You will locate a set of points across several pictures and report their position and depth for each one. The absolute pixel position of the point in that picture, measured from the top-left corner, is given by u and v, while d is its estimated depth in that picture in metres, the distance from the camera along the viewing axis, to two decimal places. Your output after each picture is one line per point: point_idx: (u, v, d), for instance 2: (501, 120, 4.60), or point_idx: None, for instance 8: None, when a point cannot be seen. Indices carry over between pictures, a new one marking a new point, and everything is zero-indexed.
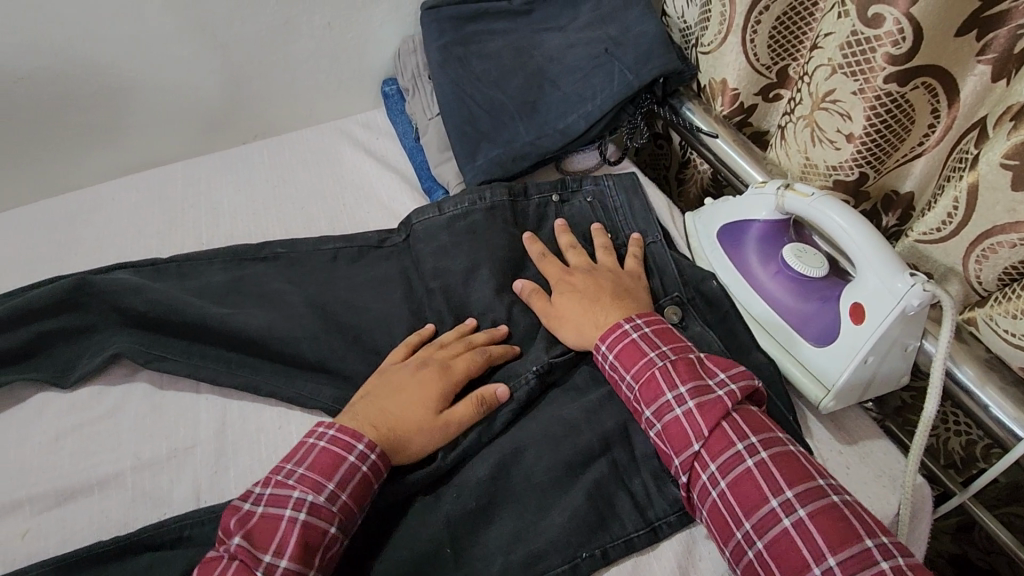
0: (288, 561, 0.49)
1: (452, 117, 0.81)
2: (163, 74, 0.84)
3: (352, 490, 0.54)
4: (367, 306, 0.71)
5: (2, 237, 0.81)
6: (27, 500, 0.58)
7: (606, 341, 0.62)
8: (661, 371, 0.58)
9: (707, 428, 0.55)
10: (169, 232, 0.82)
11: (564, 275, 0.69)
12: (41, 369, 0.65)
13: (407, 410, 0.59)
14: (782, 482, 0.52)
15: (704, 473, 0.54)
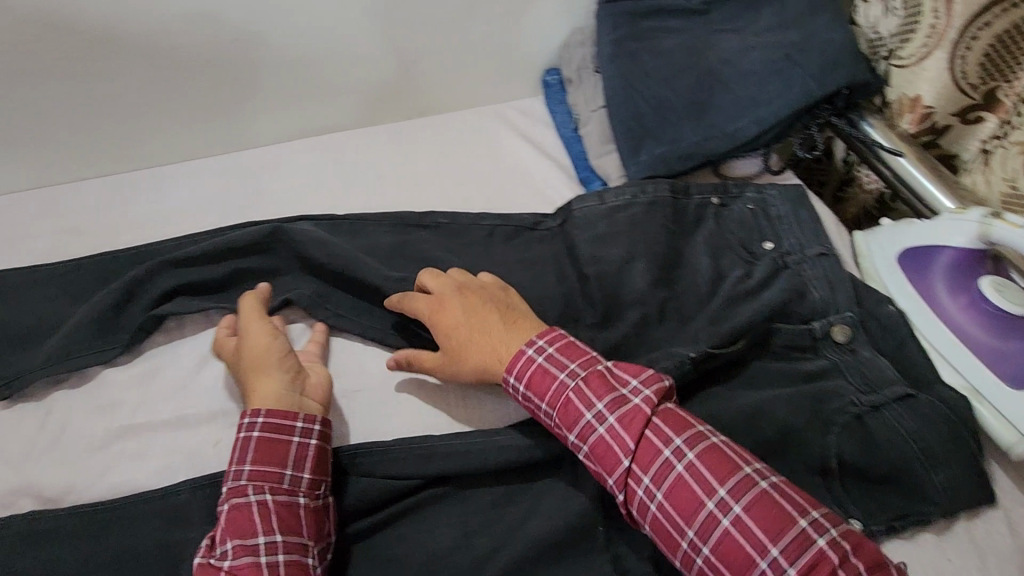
0: (230, 542, 0.52)
1: (620, 112, 0.82)
2: (352, 48, 0.89)
3: (258, 456, 0.56)
4: (522, 285, 0.74)
5: (198, 182, 0.90)
6: (221, 413, 0.65)
7: (513, 372, 0.59)
8: (575, 393, 0.57)
9: (634, 440, 0.54)
10: (343, 196, 0.89)
11: (434, 308, 0.65)
12: (233, 300, 0.73)
13: (250, 371, 0.62)
14: (712, 481, 0.51)
15: (640, 489, 0.53)
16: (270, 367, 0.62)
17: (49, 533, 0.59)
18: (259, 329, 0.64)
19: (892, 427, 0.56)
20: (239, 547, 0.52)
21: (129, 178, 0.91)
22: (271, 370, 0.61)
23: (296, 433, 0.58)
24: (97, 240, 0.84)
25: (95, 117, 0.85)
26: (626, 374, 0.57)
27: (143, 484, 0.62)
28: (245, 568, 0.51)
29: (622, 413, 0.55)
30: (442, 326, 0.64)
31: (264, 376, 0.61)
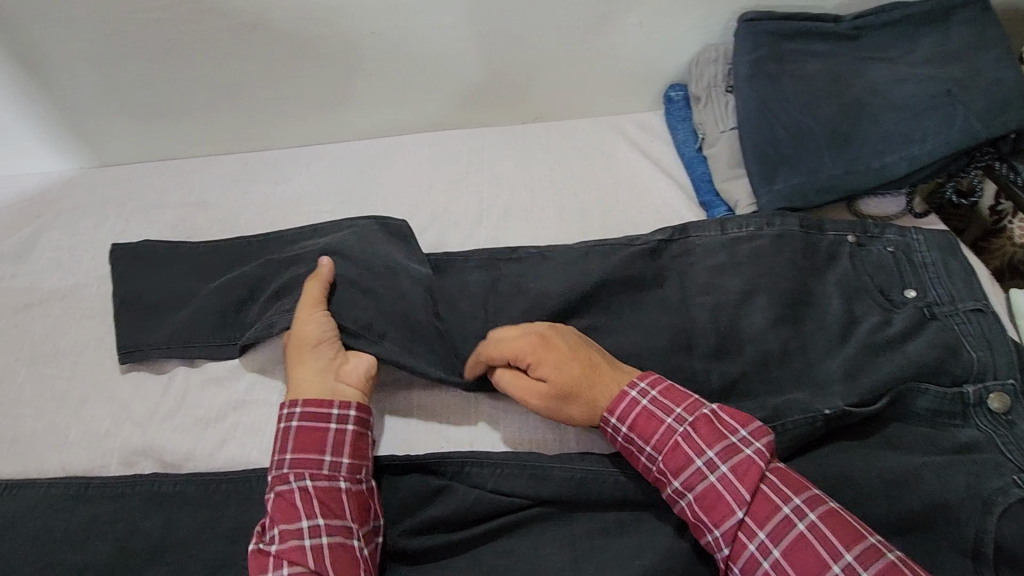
0: (278, 528, 0.54)
1: (755, 136, 0.79)
2: (481, 49, 0.88)
3: (298, 444, 0.58)
4: (636, 307, 0.72)
5: (317, 168, 0.92)
6: None
7: (615, 413, 0.58)
8: (684, 439, 0.55)
9: (749, 492, 0.53)
10: (456, 194, 0.89)
11: (539, 342, 0.61)
12: None
13: (291, 359, 0.63)
14: (839, 545, 0.49)
15: (753, 543, 0.52)
16: (310, 359, 0.63)
17: (170, 497, 0.61)
18: (301, 315, 0.65)
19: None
20: (286, 532, 0.54)
21: (254, 158, 0.94)
22: (309, 360, 0.63)
23: (332, 420, 0.59)
24: (221, 215, 0.88)
25: (232, 98, 0.89)
26: (734, 423, 0.56)
27: (256, 461, 0.64)
28: (293, 551, 0.53)
29: (735, 464, 0.54)
30: (548, 364, 0.60)
31: (303, 365, 0.63)
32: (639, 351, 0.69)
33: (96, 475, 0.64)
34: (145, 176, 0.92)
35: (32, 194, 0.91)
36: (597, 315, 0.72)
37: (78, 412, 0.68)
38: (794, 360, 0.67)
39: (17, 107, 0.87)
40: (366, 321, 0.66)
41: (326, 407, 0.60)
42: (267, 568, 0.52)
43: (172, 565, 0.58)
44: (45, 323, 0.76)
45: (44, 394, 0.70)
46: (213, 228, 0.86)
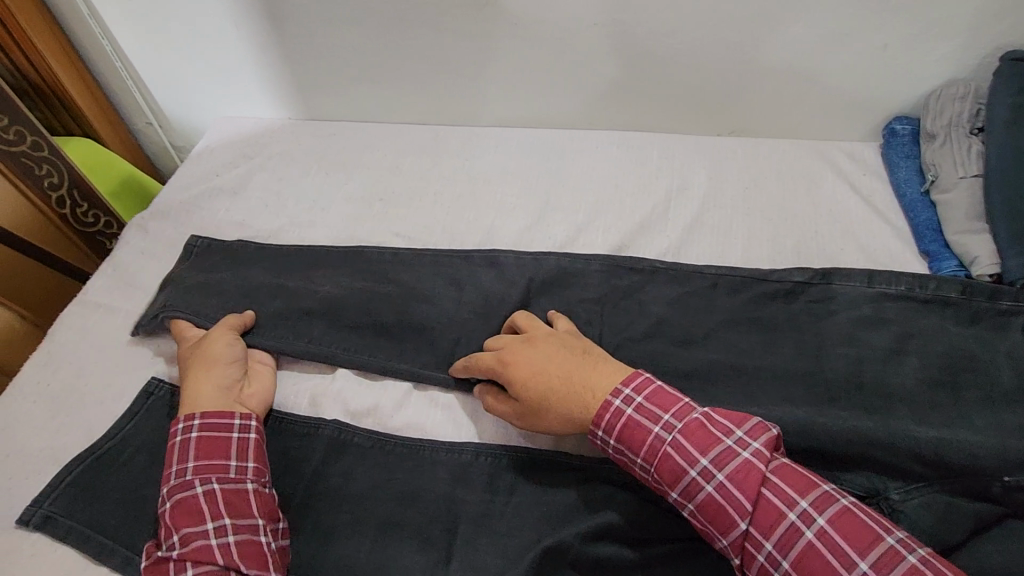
0: (177, 533, 0.53)
1: (1011, 189, 0.71)
2: (700, 54, 0.85)
3: (200, 452, 0.57)
4: (840, 353, 0.67)
5: (506, 150, 0.93)
6: None
7: (601, 426, 0.55)
8: (673, 448, 0.52)
9: (750, 501, 0.49)
10: (642, 195, 0.86)
11: (503, 360, 0.61)
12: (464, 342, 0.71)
13: (188, 378, 0.64)
14: (851, 552, 0.45)
15: (761, 555, 0.48)
16: (209, 375, 0.63)
17: (352, 447, 0.64)
18: (206, 340, 0.66)
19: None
20: (188, 533, 0.53)
21: (447, 132, 0.96)
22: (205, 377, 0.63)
23: (234, 429, 0.59)
24: (411, 180, 0.90)
25: (441, 69, 0.91)
26: (725, 424, 0.52)
27: (430, 430, 0.65)
28: (197, 551, 0.52)
29: (733, 471, 0.50)
30: (512, 381, 0.60)
31: (197, 382, 0.62)
32: (841, 402, 0.64)
33: (287, 410, 0.67)
34: (344, 134, 0.97)
35: (247, 134, 0.98)
36: (793, 358, 0.67)
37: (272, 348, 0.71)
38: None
39: (254, 53, 0.94)
40: None
41: (211, 414, 0.59)
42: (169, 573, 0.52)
43: (344, 513, 0.59)
44: (249, 258, 0.81)
45: None
46: (404, 192, 0.89)
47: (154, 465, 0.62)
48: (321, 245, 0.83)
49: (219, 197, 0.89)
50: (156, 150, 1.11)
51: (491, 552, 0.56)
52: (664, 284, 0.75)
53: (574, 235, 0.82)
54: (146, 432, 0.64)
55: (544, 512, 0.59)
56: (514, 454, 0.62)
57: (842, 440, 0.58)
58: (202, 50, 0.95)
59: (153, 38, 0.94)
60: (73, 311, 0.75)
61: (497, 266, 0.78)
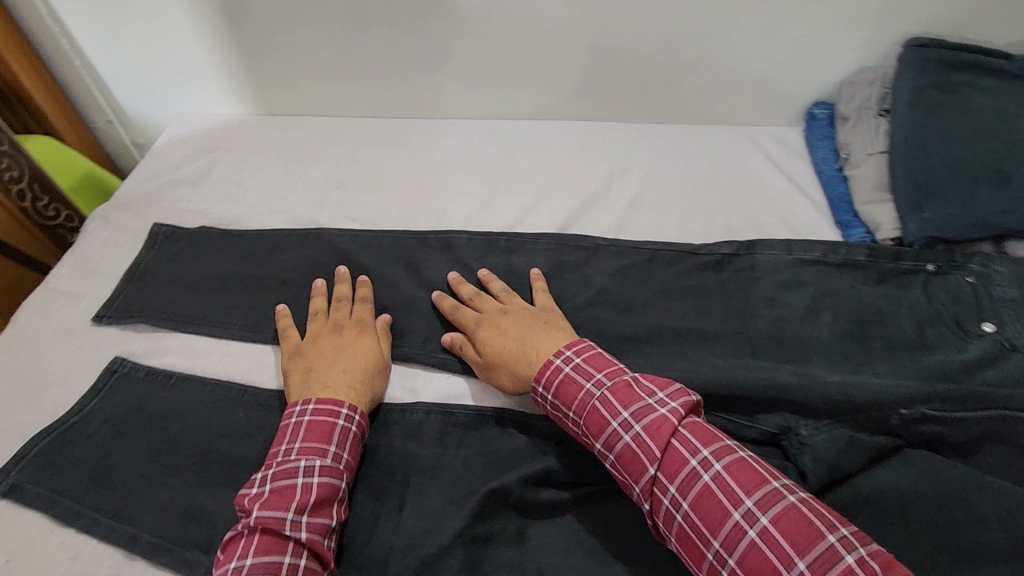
0: (310, 516, 0.54)
1: (908, 162, 0.78)
2: (635, 46, 0.91)
3: (350, 449, 0.60)
4: (762, 315, 0.73)
5: (460, 141, 0.98)
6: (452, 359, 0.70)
7: (542, 379, 0.61)
8: (601, 401, 0.57)
9: (659, 448, 0.54)
10: (586, 179, 0.91)
11: (478, 318, 0.70)
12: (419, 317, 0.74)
13: (356, 358, 0.67)
14: (739, 492, 0.50)
15: (666, 498, 0.52)
16: (370, 370, 0.67)
17: None
18: (368, 332, 0.70)
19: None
20: (315, 522, 0.54)
21: (403, 125, 1.01)
22: (374, 368, 0.67)
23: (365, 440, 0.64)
24: (369, 171, 0.94)
25: (396, 66, 0.96)
26: (651, 386, 0.58)
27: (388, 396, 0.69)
28: (317, 544, 0.53)
29: (648, 423, 0.55)
30: (478, 338, 0.68)
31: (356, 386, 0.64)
32: (763, 355, 0.70)
33: (251, 381, 0.69)
34: (302, 128, 1.01)
35: (208, 129, 1.01)
36: (721, 320, 0.74)
37: (232, 328, 0.74)
38: (935, 381, 0.64)
39: (212, 50, 0.97)
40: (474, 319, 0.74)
41: (366, 422, 0.64)
42: (284, 551, 0.52)
43: None
44: (213, 246, 0.84)
45: (208, 303, 0.77)
46: (362, 181, 0.93)
47: (119, 437, 0.65)
48: (280, 231, 0.86)
49: (180, 188, 0.92)
50: (116, 148, 1.13)
51: (443, 501, 0.60)
52: (606, 257, 0.80)
53: (523, 216, 0.87)
54: (111, 407, 0.67)
55: (492, 461, 0.63)
56: (462, 413, 0.66)
57: (763, 385, 0.64)
58: (162, 49, 0.98)
59: (114, 38, 0.97)
60: (36, 298, 0.77)
61: (449, 246, 0.82)
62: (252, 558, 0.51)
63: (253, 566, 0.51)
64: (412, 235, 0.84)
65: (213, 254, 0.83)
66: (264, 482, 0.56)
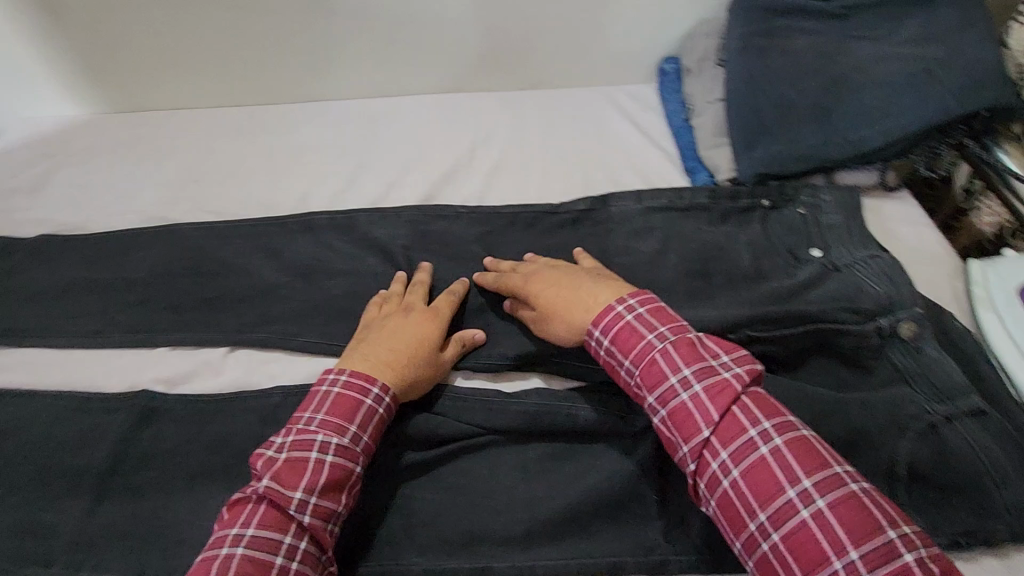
0: (318, 498, 0.50)
1: (739, 106, 0.82)
2: (481, 13, 0.93)
3: (373, 432, 0.56)
4: (617, 264, 0.76)
5: (321, 123, 0.96)
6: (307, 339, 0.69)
7: (600, 325, 0.57)
8: (661, 355, 0.53)
9: (718, 412, 0.50)
10: (449, 150, 0.92)
11: (526, 277, 0.66)
12: (275, 303, 0.73)
13: (406, 340, 0.61)
14: (799, 470, 0.47)
15: (715, 462, 0.49)
16: (419, 355, 0.61)
17: (158, 413, 0.64)
18: (438, 321, 0.65)
19: (964, 438, 0.55)
20: (320, 507, 0.51)
21: (262, 112, 0.98)
22: (424, 356, 0.61)
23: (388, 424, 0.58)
24: (225, 161, 0.91)
25: (246, 52, 0.94)
26: (715, 347, 0.54)
27: (247, 384, 0.66)
28: (319, 530, 0.50)
29: (710, 384, 0.51)
30: (530, 294, 0.64)
31: (396, 367, 0.59)
32: None
33: (97, 388, 0.66)
34: (153, 123, 0.96)
35: (47, 133, 0.95)
36: None
37: (74, 336, 0.70)
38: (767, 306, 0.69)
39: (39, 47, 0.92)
40: (333, 299, 0.73)
41: (393, 407, 0.58)
42: (286, 531, 0.49)
43: (145, 472, 0.60)
44: (52, 254, 0.79)
45: (48, 313, 0.73)
46: (217, 172, 0.90)
47: None
48: (128, 231, 0.82)
49: (15, 197, 0.86)
50: None
51: None
52: (466, 225, 0.80)
53: (386, 191, 0.86)
54: None
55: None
56: None
57: None
58: None
59: None
60: None
61: (309, 228, 0.80)
62: (253, 529, 0.49)
63: (252, 540, 0.48)
64: (268, 220, 0.82)
65: (52, 262, 0.78)
66: (282, 454, 0.53)
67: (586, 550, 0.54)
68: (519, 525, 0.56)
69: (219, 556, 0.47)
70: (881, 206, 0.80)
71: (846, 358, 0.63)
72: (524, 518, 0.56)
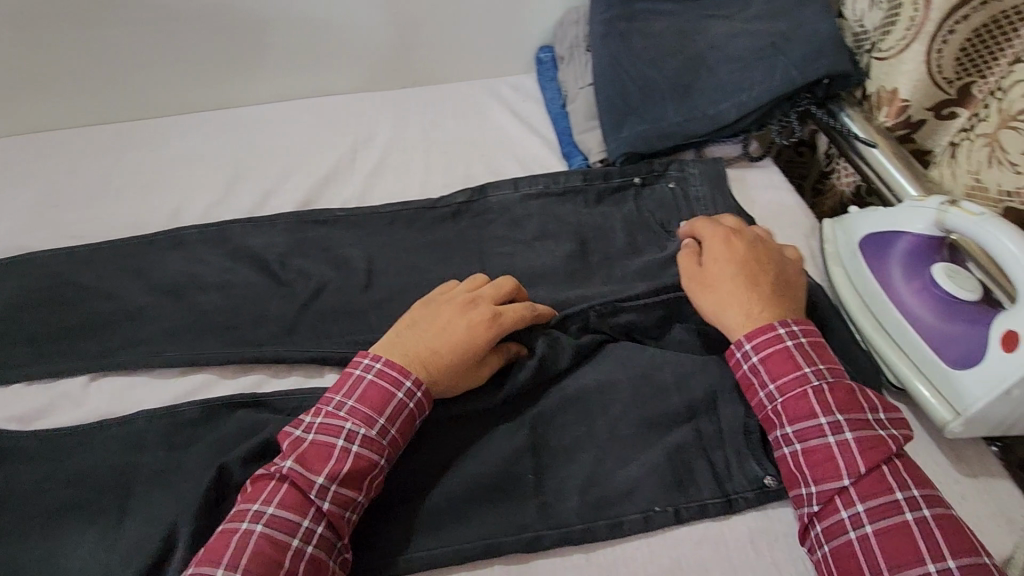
0: (338, 486, 0.50)
1: (605, 89, 0.84)
2: (354, 17, 0.92)
3: (402, 425, 0.54)
4: (495, 254, 0.77)
5: (192, 134, 0.92)
6: (173, 358, 0.66)
7: (753, 339, 0.57)
8: (814, 393, 0.54)
9: (865, 466, 0.51)
10: (329, 153, 0.90)
11: (717, 241, 0.63)
12: (140, 325, 0.70)
13: (451, 339, 0.57)
14: (942, 547, 0.47)
15: (849, 511, 0.50)
16: (464, 361, 0.57)
17: (13, 452, 0.61)
18: (497, 325, 0.58)
19: None
20: (340, 496, 0.50)
21: (130, 128, 0.94)
22: (463, 359, 0.56)
23: (422, 416, 0.55)
24: (90, 182, 0.87)
25: (106, 67, 0.90)
26: (875, 401, 0.55)
27: (117, 411, 0.64)
28: (336, 518, 0.50)
29: (862, 437, 0.52)
30: (709, 257, 0.63)
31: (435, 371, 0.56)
32: None
33: None
34: (8, 147, 0.91)
35: None
36: (459, 266, 0.76)
37: None
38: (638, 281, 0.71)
39: None
40: (203, 314, 0.70)
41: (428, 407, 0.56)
42: (305, 516, 0.49)
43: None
44: None
45: None
46: (80, 193, 0.85)
47: None
48: None
49: None
50: None
51: (166, 503, 0.56)
52: (345, 228, 0.79)
53: (262, 200, 0.84)
54: None
55: (213, 449, 0.59)
56: (190, 408, 0.62)
57: None
58: None
59: None
60: None
61: (179, 243, 0.77)
62: (274, 508, 0.49)
63: (271, 519, 0.48)
64: (132, 238, 0.78)
65: None
66: (311, 437, 0.52)
67: (461, 536, 0.54)
68: (395, 523, 0.55)
69: (239, 531, 0.48)
70: (744, 176, 0.84)
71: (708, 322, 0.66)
72: (399, 519, 0.54)
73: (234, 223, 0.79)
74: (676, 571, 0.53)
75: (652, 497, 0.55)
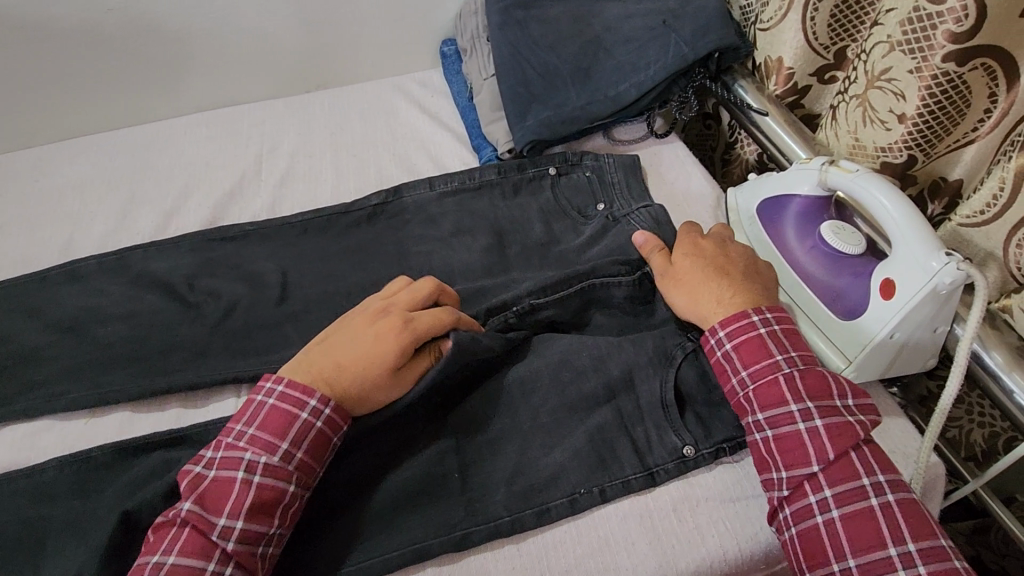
0: (241, 522, 0.48)
1: (507, 78, 0.83)
2: (244, 23, 0.89)
3: (310, 447, 0.52)
4: (410, 254, 0.76)
5: (83, 158, 0.88)
6: (78, 400, 0.64)
7: (728, 328, 0.58)
8: (785, 381, 0.55)
9: (834, 453, 0.52)
10: (232, 166, 0.87)
11: (690, 242, 0.64)
12: (37, 368, 0.66)
13: (357, 349, 0.55)
14: (905, 532, 0.49)
15: (818, 496, 0.52)
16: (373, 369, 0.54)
17: None
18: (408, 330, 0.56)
19: None
20: (246, 530, 0.49)
21: (14, 157, 0.88)
22: (371, 367, 0.54)
23: (336, 433, 0.54)
24: None
25: None
26: (846, 387, 0.56)
27: (22, 461, 0.62)
28: (244, 555, 0.48)
29: (832, 424, 0.53)
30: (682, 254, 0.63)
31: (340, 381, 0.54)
32: None
33: None
34: None
35: None
36: (374, 270, 0.74)
37: None
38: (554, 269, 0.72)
39: None
40: (105, 347, 0.67)
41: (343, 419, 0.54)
42: (209, 558, 0.47)
43: None
44: None
45: None
46: None
47: None
48: None
49: None
50: None
51: (77, 552, 0.54)
52: (254, 243, 0.77)
53: (164, 221, 0.81)
54: None
55: (127, 489, 0.57)
56: (101, 450, 0.60)
57: None
58: None
59: None
60: None
61: (74, 276, 0.73)
62: (174, 557, 0.47)
63: (173, 567, 0.47)
64: (23, 276, 0.74)
65: None
66: (210, 476, 0.50)
67: (391, 544, 0.53)
68: (324, 540, 0.54)
69: None
70: (652, 154, 0.86)
71: (624, 306, 0.68)
72: (329, 535, 0.54)
73: (133, 249, 0.75)
74: (604, 547, 0.54)
75: (577, 480, 0.57)
